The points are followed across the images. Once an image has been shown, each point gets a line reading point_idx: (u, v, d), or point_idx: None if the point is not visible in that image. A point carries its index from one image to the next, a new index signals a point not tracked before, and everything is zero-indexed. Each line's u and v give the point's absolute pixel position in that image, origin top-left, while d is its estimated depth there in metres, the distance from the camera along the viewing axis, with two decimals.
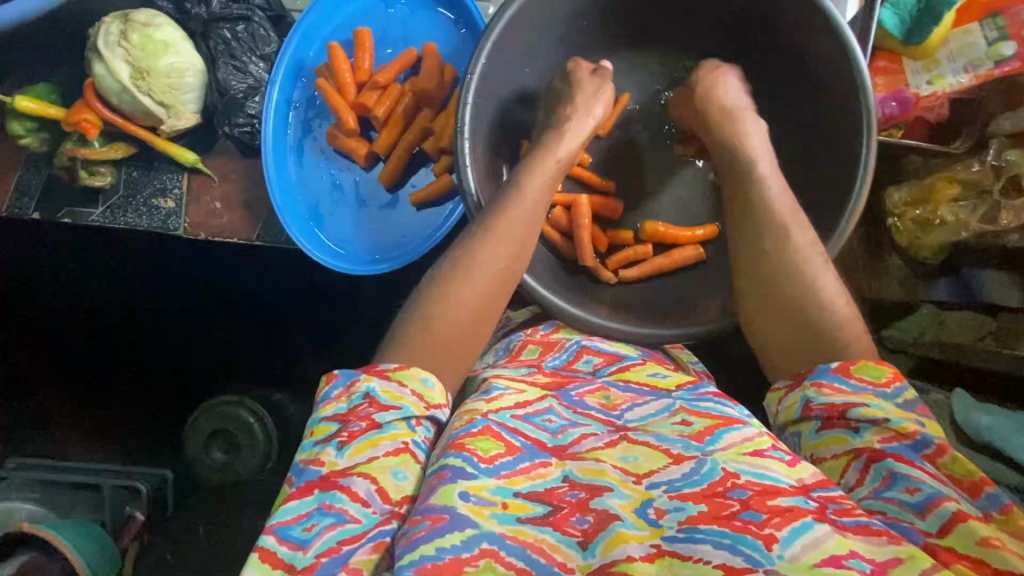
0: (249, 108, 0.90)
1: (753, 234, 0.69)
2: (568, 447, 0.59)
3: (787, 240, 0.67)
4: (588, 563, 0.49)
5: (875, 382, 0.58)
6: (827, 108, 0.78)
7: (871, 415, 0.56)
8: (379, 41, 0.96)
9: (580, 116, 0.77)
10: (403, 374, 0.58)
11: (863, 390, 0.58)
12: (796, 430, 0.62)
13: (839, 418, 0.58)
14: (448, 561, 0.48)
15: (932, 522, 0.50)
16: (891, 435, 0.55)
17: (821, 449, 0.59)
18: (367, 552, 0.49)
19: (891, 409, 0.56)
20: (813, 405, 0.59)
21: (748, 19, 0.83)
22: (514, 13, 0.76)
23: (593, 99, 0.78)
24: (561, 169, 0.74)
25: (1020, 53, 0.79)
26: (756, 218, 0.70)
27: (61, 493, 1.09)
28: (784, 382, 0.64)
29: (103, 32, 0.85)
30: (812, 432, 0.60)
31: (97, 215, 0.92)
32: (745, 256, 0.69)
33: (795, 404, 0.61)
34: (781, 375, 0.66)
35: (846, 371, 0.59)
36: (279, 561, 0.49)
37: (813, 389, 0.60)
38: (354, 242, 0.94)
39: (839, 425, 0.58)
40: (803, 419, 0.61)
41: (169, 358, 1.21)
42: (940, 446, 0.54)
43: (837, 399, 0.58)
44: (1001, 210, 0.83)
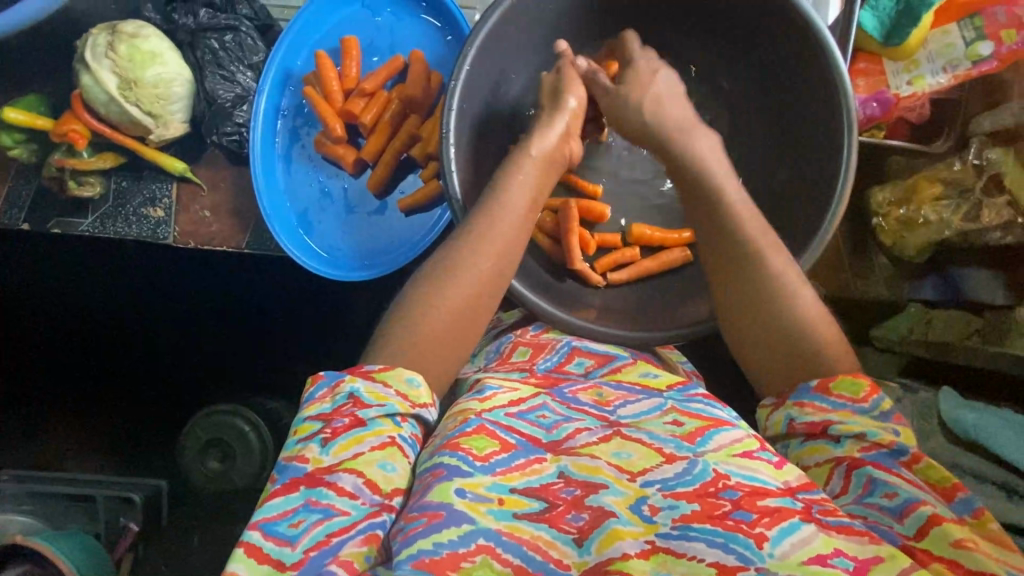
0: (237, 116, 0.92)
1: (723, 241, 0.69)
2: (563, 443, 0.58)
3: (760, 261, 0.67)
4: (583, 560, 0.49)
5: (853, 398, 0.58)
6: (806, 110, 0.79)
7: (849, 429, 0.57)
8: (366, 49, 0.96)
9: (553, 111, 0.78)
10: (387, 374, 0.58)
11: (843, 406, 0.58)
12: (784, 443, 0.62)
13: (820, 432, 0.58)
14: (444, 556, 0.47)
15: (910, 526, 0.50)
16: (869, 444, 0.56)
17: (805, 458, 0.59)
18: (357, 543, 0.49)
19: (867, 422, 0.57)
20: (796, 423, 0.60)
21: (728, 23, 0.84)
22: (497, 20, 0.76)
23: (560, 94, 0.78)
24: (540, 167, 0.74)
25: (996, 53, 0.81)
26: (727, 231, 0.69)
27: (55, 504, 1.08)
28: (771, 400, 0.64)
29: (91, 44, 0.86)
30: (798, 443, 0.61)
31: (87, 225, 0.93)
32: (715, 264, 0.70)
33: (779, 421, 0.62)
34: (766, 393, 0.65)
35: (825, 388, 0.59)
36: (266, 556, 0.49)
37: (795, 407, 0.60)
38: (343, 249, 0.94)
39: (821, 437, 0.58)
40: (789, 434, 0.61)
41: (160, 367, 1.20)
42: (915, 454, 0.55)
43: (817, 417, 0.59)
44: (982, 209, 0.85)
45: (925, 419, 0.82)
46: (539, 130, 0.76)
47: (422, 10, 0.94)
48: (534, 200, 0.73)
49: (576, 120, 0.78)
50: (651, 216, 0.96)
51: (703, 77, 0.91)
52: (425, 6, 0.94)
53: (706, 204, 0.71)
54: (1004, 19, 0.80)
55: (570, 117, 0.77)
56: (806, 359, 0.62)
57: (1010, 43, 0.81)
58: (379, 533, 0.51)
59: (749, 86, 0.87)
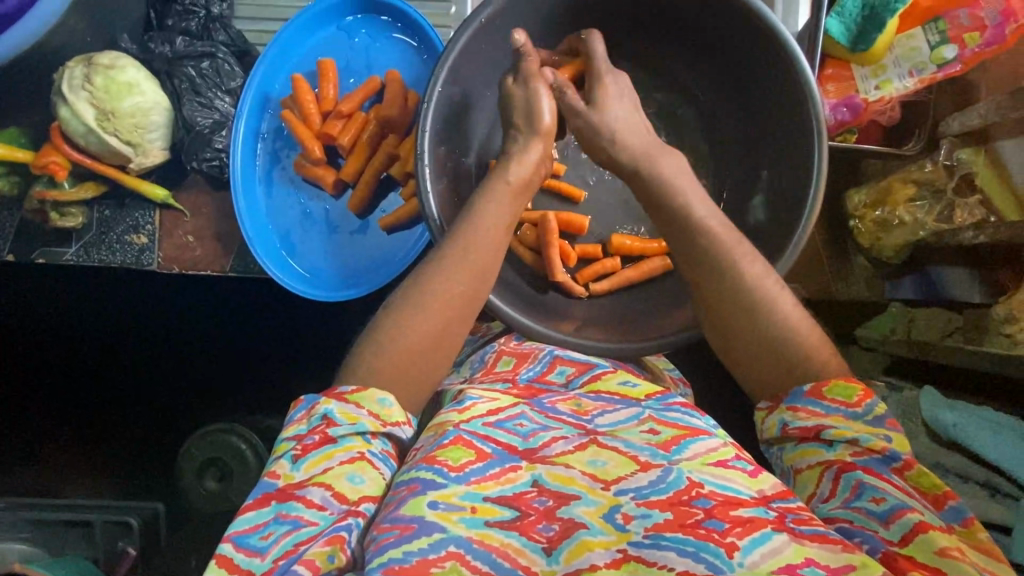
0: (216, 142, 0.92)
1: (692, 256, 0.68)
2: (538, 451, 0.59)
3: (738, 269, 0.66)
4: (552, 569, 0.49)
5: (846, 403, 0.59)
6: (776, 116, 0.80)
7: (842, 435, 0.57)
8: (343, 71, 0.97)
9: (528, 134, 0.74)
10: (360, 395, 0.60)
11: (837, 411, 0.58)
12: (779, 446, 0.63)
13: (813, 436, 0.59)
14: (414, 564, 0.48)
15: (894, 532, 0.51)
16: (862, 450, 0.56)
17: (798, 460, 0.60)
18: (321, 544, 0.52)
19: (861, 428, 0.57)
20: (789, 428, 0.60)
21: (698, 33, 0.85)
22: (469, 40, 0.77)
23: (534, 115, 0.74)
24: (515, 192, 0.73)
25: (961, 56, 0.83)
26: (699, 248, 0.67)
27: (54, 532, 1.09)
28: (765, 404, 0.64)
29: (68, 76, 0.87)
30: (791, 446, 0.61)
31: (72, 254, 0.94)
32: (690, 277, 0.69)
33: (773, 425, 0.62)
34: (760, 396, 0.65)
35: (819, 394, 0.59)
36: (236, 566, 0.52)
37: (789, 412, 0.60)
38: (324, 268, 0.95)
39: (814, 441, 0.59)
40: (783, 437, 0.61)
41: (147, 392, 1.19)
42: (908, 461, 0.55)
43: (810, 423, 0.59)
44: (955, 209, 0.90)
45: (910, 420, 0.84)
46: (517, 155, 0.73)
47: (396, 30, 0.95)
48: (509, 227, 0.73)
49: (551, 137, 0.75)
50: (633, 225, 0.96)
51: (676, 86, 0.92)
52: (399, 26, 0.95)
53: (671, 216, 0.69)
54: (968, 22, 0.81)
55: (545, 138, 0.74)
56: (794, 364, 0.63)
57: (974, 45, 0.82)
58: (343, 535, 0.53)
59: (720, 95, 0.89)
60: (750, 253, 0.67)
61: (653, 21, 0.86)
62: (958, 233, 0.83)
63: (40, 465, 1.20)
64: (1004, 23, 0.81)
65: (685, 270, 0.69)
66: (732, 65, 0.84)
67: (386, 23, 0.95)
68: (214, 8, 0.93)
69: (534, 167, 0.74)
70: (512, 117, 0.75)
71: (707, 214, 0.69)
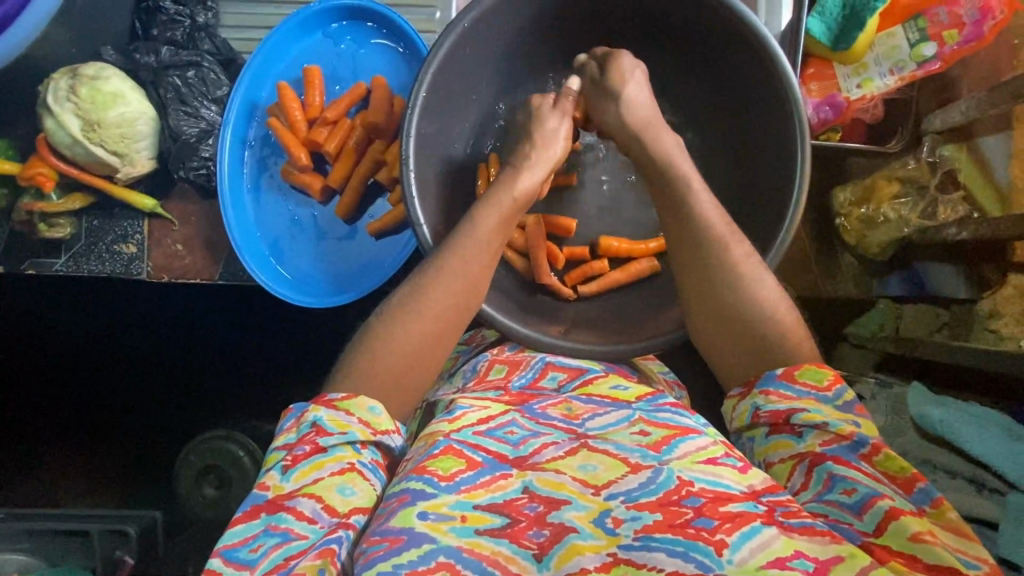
0: (203, 151, 0.93)
1: (691, 245, 0.69)
2: (529, 458, 0.59)
3: (732, 255, 0.67)
4: None
5: (817, 386, 0.59)
6: (758, 119, 0.81)
7: (813, 420, 0.57)
8: (330, 77, 0.98)
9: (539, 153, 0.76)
10: (350, 403, 0.61)
11: (807, 394, 0.59)
12: (750, 436, 0.63)
13: (784, 424, 0.59)
14: None
15: (869, 523, 0.52)
16: (831, 437, 0.57)
17: (770, 454, 0.60)
18: (311, 557, 0.52)
19: (830, 413, 0.58)
20: (761, 412, 0.61)
21: (682, 38, 0.85)
22: (454, 43, 0.78)
23: (553, 138, 0.77)
24: (517, 209, 0.74)
25: (941, 53, 0.83)
26: (694, 236, 0.69)
27: (50, 541, 1.06)
28: (737, 390, 0.65)
29: (53, 89, 0.87)
30: (762, 437, 0.61)
31: (61, 264, 0.94)
32: (685, 266, 0.70)
33: (745, 411, 0.62)
34: (735, 382, 0.66)
35: (791, 377, 0.60)
36: None
37: (761, 396, 0.61)
38: (315, 275, 0.95)
39: (785, 430, 0.60)
40: (753, 425, 0.62)
41: (140, 400, 1.19)
42: (875, 445, 0.55)
43: (782, 406, 0.59)
44: (938, 206, 0.91)
45: (899, 414, 0.84)
46: (526, 172, 0.75)
47: (381, 36, 0.96)
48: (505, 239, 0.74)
49: (557, 166, 0.78)
50: (621, 225, 0.96)
51: (664, 88, 0.92)
52: (383, 32, 0.95)
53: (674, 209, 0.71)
54: (946, 20, 0.82)
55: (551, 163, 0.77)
56: (768, 343, 0.64)
57: (953, 43, 0.83)
58: (334, 548, 0.53)
59: (705, 96, 0.89)
60: (738, 238, 0.68)
61: (635, 23, 0.86)
62: (942, 229, 0.84)
63: (37, 473, 1.20)
64: (983, 21, 0.81)
65: (686, 261, 0.70)
66: (718, 66, 0.84)
67: (371, 28, 0.96)
68: (199, 18, 0.93)
69: (539, 184, 0.75)
70: (533, 132, 0.77)
71: (706, 202, 0.70)
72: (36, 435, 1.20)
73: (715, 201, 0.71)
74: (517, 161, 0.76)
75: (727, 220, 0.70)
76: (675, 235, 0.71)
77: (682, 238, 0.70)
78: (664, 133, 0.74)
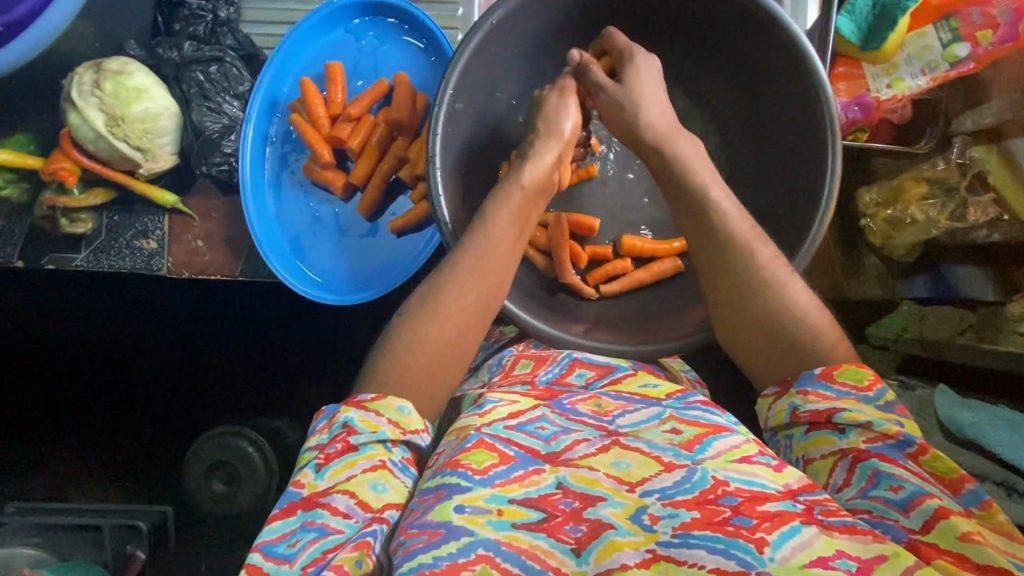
0: (225, 147, 0.92)
1: (714, 249, 0.69)
2: (562, 454, 0.59)
3: (760, 259, 0.67)
4: (583, 570, 0.50)
5: (858, 386, 0.60)
6: (787, 119, 0.80)
7: (855, 419, 0.58)
8: (351, 73, 0.97)
9: (546, 138, 0.75)
10: (380, 404, 0.60)
11: (848, 394, 0.59)
12: (788, 434, 0.63)
13: (826, 421, 0.59)
14: (445, 567, 0.48)
15: (916, 520, 0.52)
16: (876, 436, 0.57)
17: (810, 450, 0.60)
18: (349, 549, 0.52)
19: (873, 413, 0.58)
20: (800, 412, 0.60)
21: (711, 38, 0.85)
22: (480, 40, 0.77)
23: (557, 120, 0.76)
24: (527, 196, 0.73)
25: (973, 54, 0.83)
26: (721, 241, 0.69)
27: (63, 537, 1.06)
28: (772, 390, 0.65)
29: (77, 83, 0.87)
30: (801, 435, 0.61)
31: (81, 259, 0.93)
32: (706, 269, 0.70)
33: (783, 410, 0.62)
34: (767, 383, 0.66)
35: (829, 377, 0.60)
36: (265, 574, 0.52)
37: (800, 396, 0.61)
38: (336, 272, 0.95)
39: (826, 427, 0.60)
40: (792, 423, 0.62)
41: (156, 396, 1.19)
42: (921, 445, 0.56)
43: (822, 406, 0.59)
44: (967, 208, 0.89)
45: (924, 416, 0.83)
46: (532, 159, 0.74)
47: (404, 32, 0.95)
48: (520, 232, 0.73)
49: (569, 147, 0.77)
50: (644, 226, 0.96)
51: (692, 89, 0.91)
52: (406, 28, 0.95)
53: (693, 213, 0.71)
54: (979, 20, 0.82)
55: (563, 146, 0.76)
56: (799, 349, 0.64)
57: (987, 43, 0.82)
58: (370, 541, 0.53)
59: (732, 97, 0.88)
60: (763, 241, 0.69)
61: (666, 19, 0.85)
62: None
63: (51, 467, 1.19)
64: (1019, 21, 0.80)
65: (706, 265, 0.70)
66: (749, 65, 0.83)
67: (394, 25, 0.95)
68: (222, 13, 0.93)
69: (549, 169, 0.74)
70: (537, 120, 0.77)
71: (731, 208, 0.70)
72: (49, 429, 1.20)
73: (738, 206, 0.71)
74: (524, 152, 0.76)
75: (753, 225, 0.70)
76: (695, 237, 0.71)
77: (704, 235, 0.70)
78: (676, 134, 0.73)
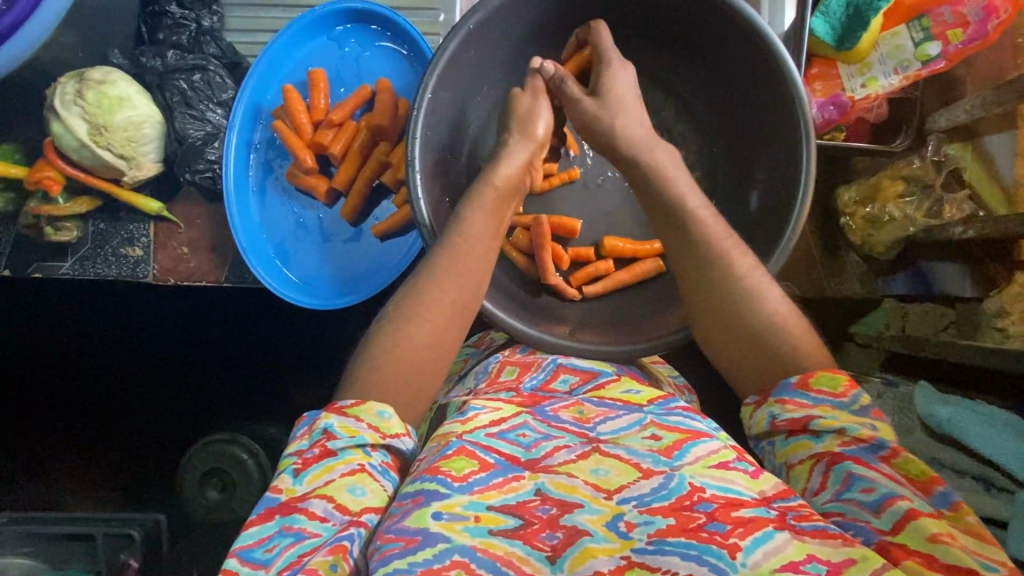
0: (208, 154, 0.93)
1: (685, 249, 0.70)
2: (541, 460, 0.59)
3: (732, 256, 0.68)
4: None
5: (833, 394, 0.60)
6: (763, 118, 0.81)
7: (830, 425, 0.58)
8: (334, 80, 0.98)
9: (520, 139, 0.78)
10: (359, 409, 0.60)
11: (823, 401, 0.59)
12: (770, 440, 0.63)
13: (802, 429, 0.60)
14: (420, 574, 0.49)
15: (886, 521, 0.52)
16: (850, 439, 0.57)
17: (791, 455, 0.61)
18: (324, 553, 0.52)
19: (847, 417, 0.58)
20: (778, 421, 0.61)
21: (689, 40, 0.85)
22: (458, 45, 0.77)
23: (530, 120, 0.78)
24: (501, 195, 0.74)
25: (944, 52, 0.84)
26: (694, 242, 0.70)
27: (56, 545, 1.05)
28: (753, 399, 0.65)
29: (59, 92, 0.87)
30: (782, 441, 0.62)
31: (67, 267, 0.94)
32: (685, 272, 0.70)
33: (762, 420, 0.62)
34: (748, 390, 0.66)
35: (806, 385, 0.61)
36: None
37: (778, 405, 0.61)
38: (320, 276, 0.95)
39: (803, 433, 0.60)
40: (771, 431, 0.62)
41: (148, 403, 1.19)
42: (893, 448, 0.56)
43: (798, 415, 0.59)
44: (943, 204, 0.92)
45: (906, 413, 0.84)
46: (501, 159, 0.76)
47: (385, 39, 0.96)
48: (500, 227, 0.74)
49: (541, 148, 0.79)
50: (626, 225, 0.96)
51: (671, 90, 0.92)
52: (388, 35, 0.96)
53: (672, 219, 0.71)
54: (950, 19, 0.83)
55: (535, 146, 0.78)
56: (779, 346, 0.64)
57: (957, 42, 0.83)
58: (346, 545, 0.53)
59: (712, 97, 0.89)
60: (740, 249, 0.69)
61: (640, 21, 0.86)
62: (947, 228, 0.84)
63: (45, 475, 1.20)
64: (987, 20, 0.82)
65: (684, 258, 0.70)
66: (724, 65, 0.83)
67: (376, 32, 0.96)
68: (205, 22, 0.94)
69: (522, 168, 0.76)
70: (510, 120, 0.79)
71: (708, 215, 0.71)
72: (42, 437, 1.20)
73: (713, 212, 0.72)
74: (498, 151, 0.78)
75: (728, 231, 0.71)
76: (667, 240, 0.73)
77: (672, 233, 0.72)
78: (658, 147, 0.75)
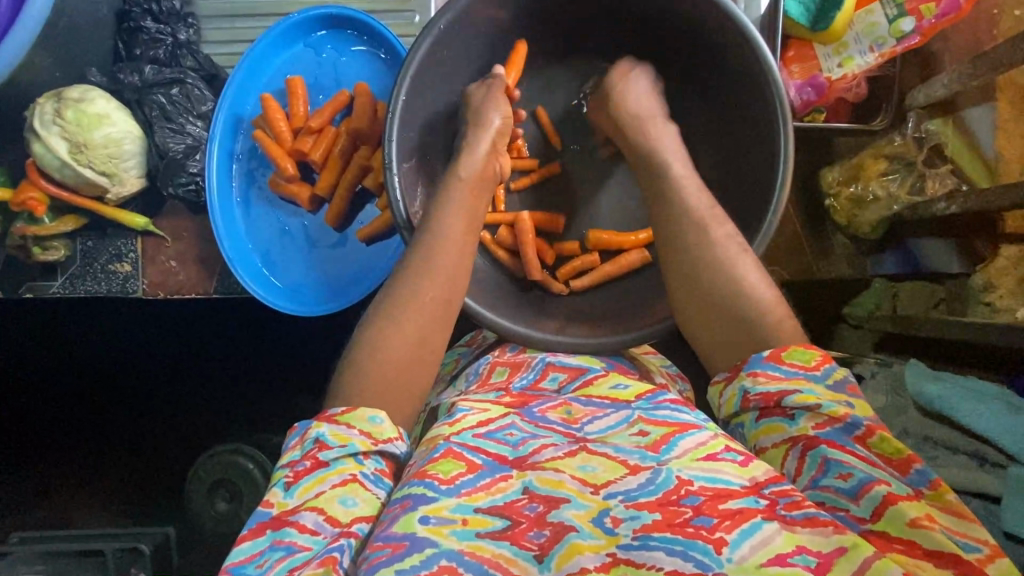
0: (190, 166, 0.93)
1: (676, 233, 0.71)
2: (528, 458, 0.59)
3: (709, 233, 0.69)
4: None
5: (805, 367, 0.59)
6: (739, 101, 0.81)
7: (804, 401, 0.56)
8: (312, 87, 0.98)
9: (477, 129, 0.79)
10: (350, 416, 0.60)
11: (796, 374, 0.58)
12: (740, 421, 0.63)
13: (775, 406, 0.58)
14: None
15: (865, 508, 0.52)
16: (824, 420, 0.56)
17: (763, 438, 0.60)
18: (314, 565, 0.51)
19: (823, 393, 0.57)
20: (750, 395, 0.59)
21: (657, 30, 0.86)
22: (431, 45, 0.77)
23: (482, 113, 0.80)
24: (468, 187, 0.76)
25: (919, 27, 0.83)
26: (682, 223, 0.71)
27: (67, 563, 1.04)
28: (723, 376, 0.64)
29: (39, 112, 0.88)
30: (753, 422, 0.61)
31: (58, 286, 0.96)
32: (672, 250, 0.71)
33: (733, 397, 0.61)
34: (719, 368, 0.66)
35: (777, 358, 0.59)
36: None
37: (749, 379, 0.60)
38: (309, 285, 0.96)
39: (776, 413, 0.59)
40: (743, 410, 0.61)
41: (144, 416, 1.20)
42: (869, 427, 0.54)
43: (772, 388, 0.58)
44: (926, 180, 0.93)
45: (899, 394, 0.83)
46: (466, 151, 0.78)
47: (361, 43, 0.96)
48: (473, 221, 0.75)
49: (500, 137, 0.80)
50: (611, 217, 0.96)
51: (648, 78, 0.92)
52: (363, 39, 0.96)
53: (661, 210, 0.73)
54: None
55: (495, 135, 0.79)
56: (758, 327, 0.63)
57: (931, 16, 0.82)
58: (337, 556, 0.53)
59: (688, 84, 0.89)
60: (721, 220, 0.70)
61: (614, 13, 0.86)
62: (931, 204, 0.84)
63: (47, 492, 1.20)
64: None
65: (666, 238, 0.72)
66: (698, 52, 0.83)
67: (351, 36, 0.96)
68: (181, 35, 0.94)
69: (484, 159, 0.78)
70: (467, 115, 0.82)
71: (695, 198, 0.72)
72: (43, 456, 1.20)
73: (702, 190, 0.74)
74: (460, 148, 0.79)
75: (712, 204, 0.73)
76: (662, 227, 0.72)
77: (658, 215, 0.73)
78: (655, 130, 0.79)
